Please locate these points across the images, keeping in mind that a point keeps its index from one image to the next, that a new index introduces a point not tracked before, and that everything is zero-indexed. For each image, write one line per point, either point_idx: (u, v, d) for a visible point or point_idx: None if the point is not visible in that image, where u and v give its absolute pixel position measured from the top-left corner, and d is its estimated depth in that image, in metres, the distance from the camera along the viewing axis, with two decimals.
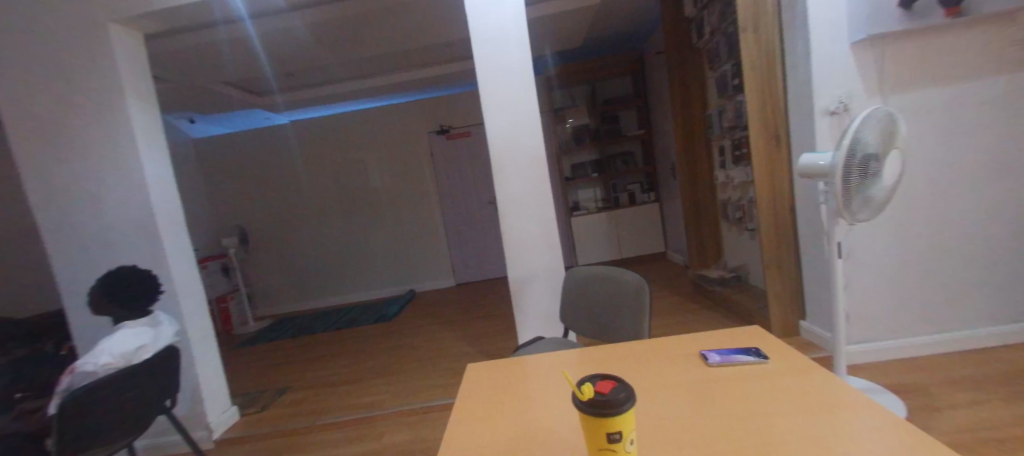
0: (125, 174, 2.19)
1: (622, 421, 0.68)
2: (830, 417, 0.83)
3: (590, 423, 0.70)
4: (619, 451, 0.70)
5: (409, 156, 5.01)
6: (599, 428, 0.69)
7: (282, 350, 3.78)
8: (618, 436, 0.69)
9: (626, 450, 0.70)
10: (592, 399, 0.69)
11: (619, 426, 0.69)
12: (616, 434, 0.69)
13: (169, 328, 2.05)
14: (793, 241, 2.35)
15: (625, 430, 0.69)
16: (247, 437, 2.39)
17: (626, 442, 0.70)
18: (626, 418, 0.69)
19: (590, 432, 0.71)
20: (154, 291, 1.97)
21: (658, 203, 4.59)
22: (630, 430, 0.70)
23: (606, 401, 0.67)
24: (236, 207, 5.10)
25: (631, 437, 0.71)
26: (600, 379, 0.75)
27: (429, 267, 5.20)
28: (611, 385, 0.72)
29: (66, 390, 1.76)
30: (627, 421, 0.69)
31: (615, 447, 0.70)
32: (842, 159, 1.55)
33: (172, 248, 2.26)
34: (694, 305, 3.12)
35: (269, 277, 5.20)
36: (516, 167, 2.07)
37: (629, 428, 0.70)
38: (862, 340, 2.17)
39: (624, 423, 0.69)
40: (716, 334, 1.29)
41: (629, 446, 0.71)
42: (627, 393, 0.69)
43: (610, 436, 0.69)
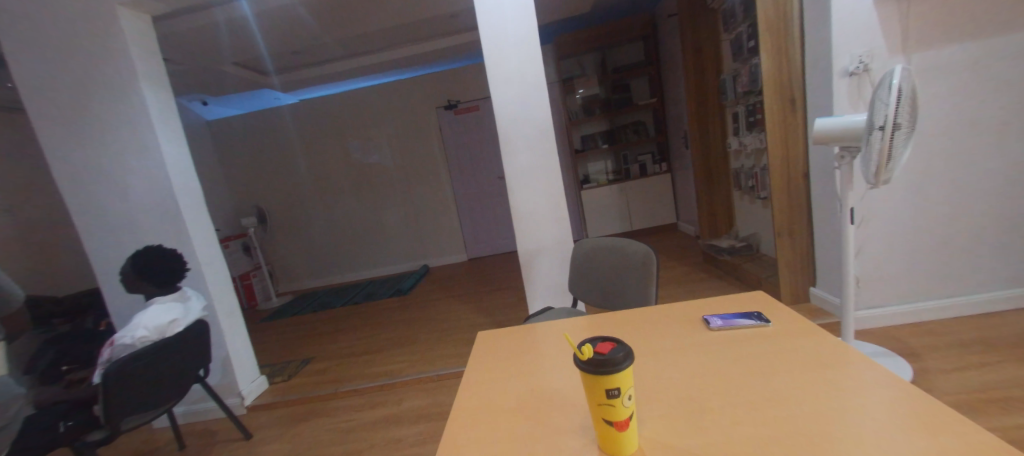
0: (144, 157, 2.26)
1: (620, 378, 0.72)
2: (825, 378, 0.87)
3: (590, 379, 0.74)
4: (618, 406, 0.74)
5: (418, 132, 5.00)
6: (598, 384, 0.73)
7: (304, 324, 3.94)
8: (616, 392, 0.73)
9: (624, 406, 0.74)
10: (593, 358, 0.72)
11: (618, 383, 0.73)
12: (614, 390, 0.73)
13: (197, 303, 2.16)
14: (806, 208, 2.32)
15: (623, 387, 0.73)
16: (276, 404, 2.54)
17: (625, 398, 0.74)
18: (625, 375, 0.73)
19: (590, 388, 0.75)
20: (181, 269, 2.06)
21: (669, 173, 4.54)
22: (628, 387, 0.74)
23: (606, 358, 0.71)
24: (252, 187, 5.21)
25: (630, 394, 0.74)
26: (600, 341, 0.79)
27: (441, 243, 5.28)
28: (611, 345, 0.76)
29: (106, 361, 1.87)
30: (626, 379, 0.73)
31: (614, 403, 0.73)
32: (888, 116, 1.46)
33: (194, 228, 2.35)
34: (704, 274, 3.13)
35: (288, 255, 5.35)
36: (524, 140, 2.07)
37: (627, 384, 0.74)
38: (873, 306, 2.17)
39: (623, 380, 0.73)
40: (719, 298, 1.31)
41: (628, 401, 0.75)
42: (625, 352, 0.73)
43: (609, 392, 0.73)
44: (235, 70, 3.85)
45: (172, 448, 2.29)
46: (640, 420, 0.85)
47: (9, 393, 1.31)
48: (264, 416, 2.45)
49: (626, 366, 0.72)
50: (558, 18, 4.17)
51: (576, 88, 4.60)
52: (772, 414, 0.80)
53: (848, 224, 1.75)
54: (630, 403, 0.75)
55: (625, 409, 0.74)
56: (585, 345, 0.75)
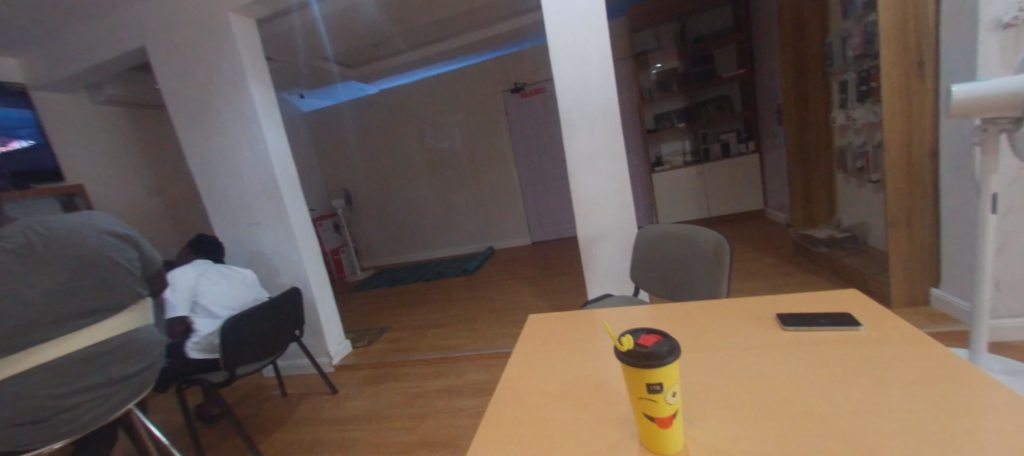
0: (251, 144, 2.57)
1: (663, 374, 0.68)
2: (919, 396, 0.75)
3: (631, 372, 0.70)
4: (661, 402, 0.70)
5: (489, 117, 5.08)
6: (639, 378, 0.69)
7: (383, 297, 4.28)
8: (658, 387, 0.69)
9: (668, 402, 0.70)
10: (634, 351, 0.68)
11: (660, 378, 0.68)
12: (656, 386, 0.69)
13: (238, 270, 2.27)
14: (932, 193, 1.95)
15: (666, 383, 0.69)
16: (358, 366, 2.82)
17: (670, 395, 0.69)
18: (669, 370, 0.68)
19: (630, 382, 0.71)
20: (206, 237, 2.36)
21: (757, 154, 4.10)
22: (672, 384, 0.69)
23: (648, 352, 0.66)
24: (341, 171, 5.71)
25: (674, 390, 0.70)
26: (643, 333, 0.74)
27: (510, 225, 5.36)
28: (655, 338, 0.71)
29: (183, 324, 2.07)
30: (670, 374, 0.69)
31: (656, 398, 0.69)
32: None
33: (291, 206, 2.64)
34: (794, 269, 2.81)
35: (371, 233, 5.82)
36: (587, 121, 1.99)
37: (672, 381, 0.69)
38: (1018, 314, 1.78)
39: (666, 375, 0.68)
40: (800, 295, 1.16)
41: (671, 398, 0.70)
42: (670, 347, 0.68)
43: (650, 387, 0.69)
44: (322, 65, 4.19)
45: (275, 395, 2.65)
46: (689, 419, 0.80)
47: (156, 339, 1.55)
48: (347, 376, 2.73)
49: (670, 361, 0.67)
50: None
51: (651, 63, 4.29)
52: (846, 431, 0.70)
53: (988, 213, 1.44)
54: (675, 400, 0.70)
55: (669, 406, 0.70)
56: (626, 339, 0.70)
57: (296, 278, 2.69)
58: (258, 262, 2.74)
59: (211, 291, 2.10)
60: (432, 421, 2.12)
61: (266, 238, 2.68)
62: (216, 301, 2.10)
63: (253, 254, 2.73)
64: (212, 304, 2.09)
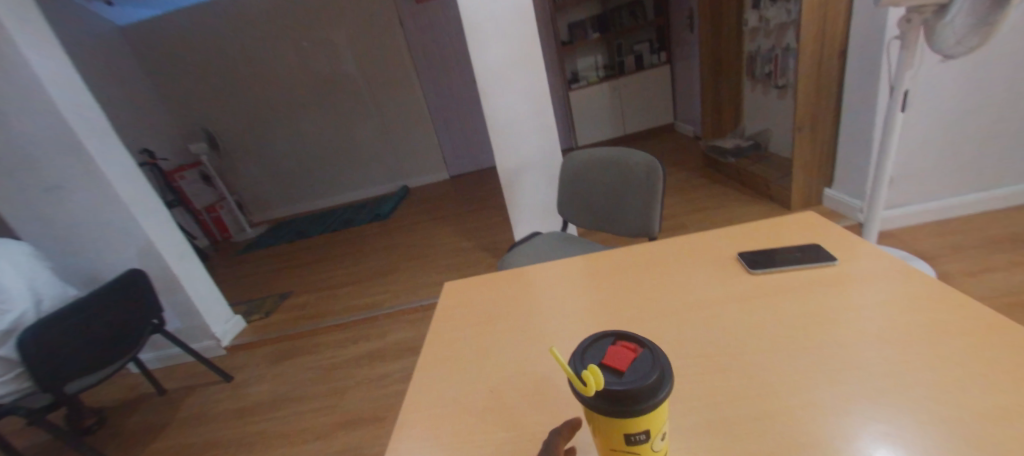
0: (18, 75, 1.78)
1: (651, 417, 0.45)
2: (915, 362, 0.61)
3: (603, 418, 0.46)
4: (646, 452, 0.48)
5: (379, 32, 4.31)
6: (617, 425, 0.45)
7: (281, 255, 3.74)
8: (643, 436, 0.46)
9: (656, 449, 0.48)
10: (611, 388, 0.43)
11: (647, 423, 0.45)
12: (640, 434, 0.46)
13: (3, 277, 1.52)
14: (836, 95, 1.99)
15: (653, 427, 0.46)
16: (258, 342, 2.42)
17: (657, 441, 0.48)
18: (659, 409, 0.45)
19: (601, 430, 0.47)
20: None
21: (669, 65, 4.03)
22: (660, 426, 0.47)
23: (635, 388, 0.42)
24: (200, 109, 4.64)
25: (662, 432, 0.48)
26: (609, 348, 0.48)
27: (420, 159, 4.89)
28: (631, 355, 0.46)
29: None
30: (658, 416, 0.46)
31: (639, 449, 0.47)
32: None
33: (103, 160, 1.95)
34: (705, 181, 2.89)
35: (255, 182, 4.98)
36: (498, 25, 1.63)
37: (662, 421, 0.47)
38: (896, 204, 1.98)
39: (657, 415, 0.45)
40: (759, 223, 0.99)
41: (659, 443, 0.48)
42: (659, 373, 0.45)
43: (631, 436, 0.46)
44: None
45: (149, 393, 2.18)
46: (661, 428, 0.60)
47: None
48: (244, 356, 2.33)
49: (660, 400, 0.44)
50: None
51: None
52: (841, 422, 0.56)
53: (897, 111, 1.44)
54: (662, 442, 0.49)
55: (654, 453, 0.48)
56: (597, 372, 0.43)
57: (144, 252, 2.10)
58: (78, 239, 2.07)
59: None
60: (354, 395, 1.88)
61: (80, 206, 2.00)
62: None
63: (70, 229, 2.05)
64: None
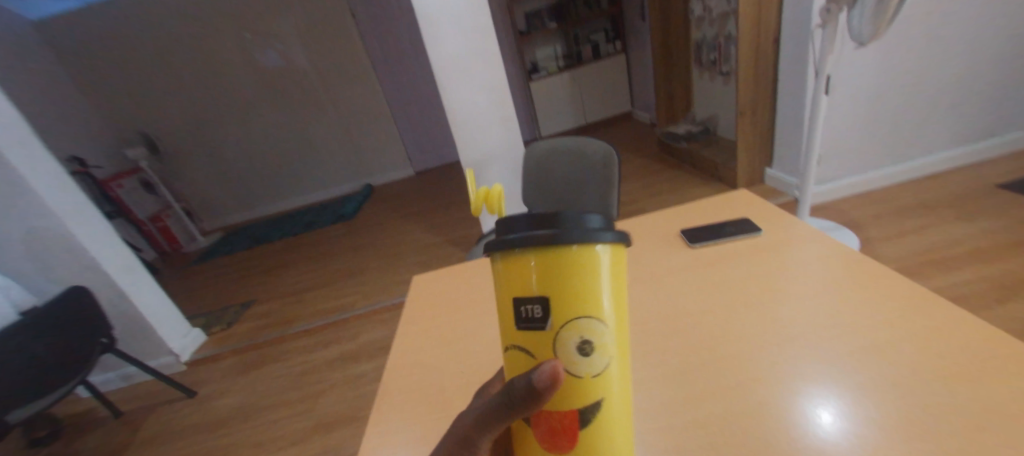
0: None
1: (556, 276, 0.38)
2: (826, 304, 0.69)
3: (500, 272, 0.40)
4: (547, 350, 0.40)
5: (329, 25, 4.17)
6: (512, 284, 0.39)
7: (240, 262, 3.60)
8: (544, 308, 0.39)
9: (562, 350, 0.39)
10: (513, 221, 0.39)
11: (549, 294, 0.38)
12: (535, 306, 0.39)
13: None
14: (772, 81, 2.13)
15: (560, 301, 0.38)
16: (219, 356, 2.33)
17: (565, 339, 0.39)
18: (572, 282, 0.38)
19: (502, 301, 0.41)
20: None
21: (623, 54, 4.16)
22: (572, 319, 0.39)
23: (537, 215, 0.37)
24: (138, 112, 4.35)
25: (584, 340, 0.39)
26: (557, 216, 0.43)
27: (383, 155, 4.80)
28: None
29: None
30: (573, 289, 0.38)
31: (538, 338, 0.39)
32: None
33: (31, 171, 1.82)
34: (661, 166, 3.02)
35: (205, 188, 4.74)
36: (451, 18, 1.64)
37: (571, 310, 0.39)
38: (827, 180, 2.16)
39: (563, 289, 0.38)
40: (698, 202, 1.07)
41: (576, 341, 0.39)
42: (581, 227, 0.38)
43: (524, 307, 0.39)
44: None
45: (105, 417, 2.07)
46: None
47: None
48: (205, 370, 2.25)
49: (558, 254, 0.37)
50: None
51: None
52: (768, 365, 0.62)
53: (822, 94, 1.57)
54: (583, 358, 0.40)
55: (564, 347, 0.40)
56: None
57: (86, 267, 1.98)
58: (6, 258, 1.92)
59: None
60: (327, 399, 1.86)
61: (8, 221, 1.86)
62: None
63: None
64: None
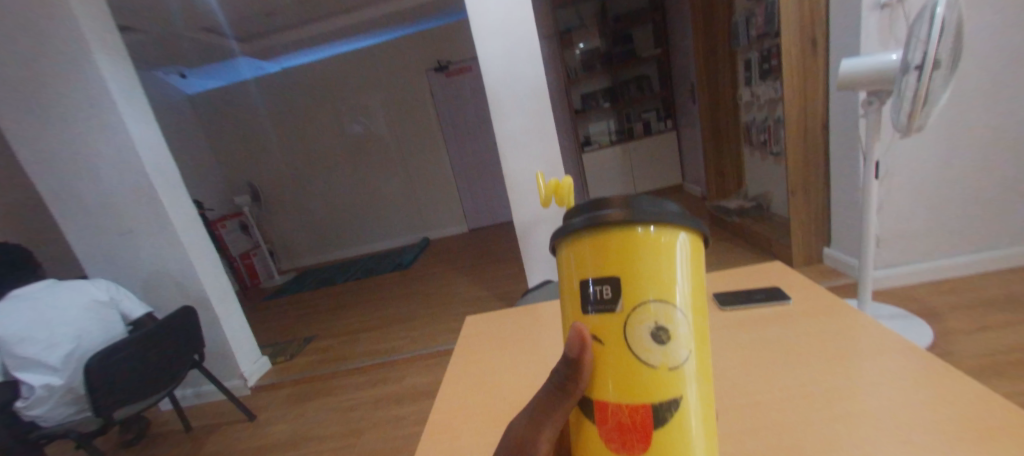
0: (113, 137, 2.13)
1: (623, 255, 0.34)
2: (844, 365, 0.67)
3: (564, 258, 0.38)
4: (623, 341, 0.35)
5: (410, 99, 4.80)
6: (577, 270, 0.36)
7: (306, 301, 3.93)
8: (611, 290, 0.35)
9: (634, 339, 0.35)
10: (577, 208, 0.37)
11: (622, 274, 0.34)
12: (606, 286, 0.35)
13: (78, 312, 1.73)
14: (824, 163, 2.16)
15: (630, 283, 0.34)
16: (279, 384, 2.53)
17: (638, 323, 0.34)
18: (645, 261, 0.34)
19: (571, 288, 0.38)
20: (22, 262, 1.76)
21: (675, 131, 4.35)
22: (646, 303, 0.34)
23: (596, 201, 0.35)
24: (246, 165, 5.12)
25: (661, 326, 0.34)
26: None
27: (442, 212, 5.17)
28: None
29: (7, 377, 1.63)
30: (642, 270, 0.34)
31: (610, 325, 0.35)
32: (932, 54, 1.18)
33: (173, 208, 2.24)
34: (711, 238, 3.03)
35: (286, 232, 5.32)
36: (516, 100, 1.91)
37: (643, 290, 0.34)
38: (890, 265, 2.02)
39: (635, 271, 0.34)
40: (730, 272, 1.10)
41: (648, 331, 0.34)
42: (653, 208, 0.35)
43: (597, 290, 0.35)
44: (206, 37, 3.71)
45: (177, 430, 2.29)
46: None
47: None
48: (265, 397, 2.44)
49: (626, 236, 0.34)
50: None
51: (574, 42, 4.38)
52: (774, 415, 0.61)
53: (872, 179, 1.61)
54: (658, 347, 0.35)
55: (636, 339, 0.35)
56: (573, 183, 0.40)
57: (191, 292, 2.32)
58: (136, 278, 2.32)
59: (9, 354, 1.57)
60: (369, 437, 1.95)
61: (142, 249, 2.27)
62: (26, 361, 1.59)
63: (131, 270, 2.31)
64: (19, 368, 1.60)
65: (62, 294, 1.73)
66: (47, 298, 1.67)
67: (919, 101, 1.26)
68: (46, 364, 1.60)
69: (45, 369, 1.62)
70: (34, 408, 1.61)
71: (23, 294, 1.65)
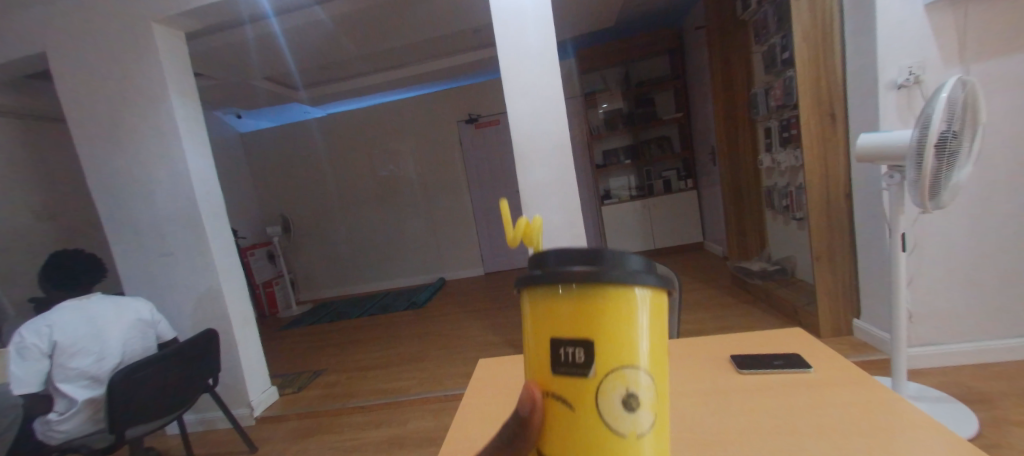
0: (170, 166, 2.30)
1: (591, 314, 0.29)
2: (868, 444, 0.64)
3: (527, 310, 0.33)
4: (596, 412, 0.30)
5: (441, 145, 5.03)
6: (547, 328, 0.31)
7: (320, 334, 3.96)
8: (576, 353, 0.30)
9: (609, 410, 0.29)
10: (545, 258, 0.32)
11: (596, 333, 0.29)
12: (578, 350, 0.30)
13: (127, 331, 1.81)
14: (848, 231, 2.14)
15: (601, 346, 0.29)
16: (284, 417, 2.50)
17: (610, 392, 0.29)
18: (620, 319, 0.30)
19: (537, 346, 0.32)
20: (93, 273, 1.85)
21: (696, 190, 4.41)
22: (621, 366, 0.30)
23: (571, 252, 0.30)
24: (280, 198, 5.37)
25: (635, 392, 0.30)
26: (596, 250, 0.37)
27: (461, 255, 5.24)
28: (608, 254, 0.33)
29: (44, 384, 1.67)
30: (614, 332, 0.30)
31: (582, 393, 0.30)
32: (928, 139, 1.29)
33: (213, 235, 2.37)
34: (732, 300, 2.96)
35: (309, 264, 5.46)
36: (541, 154, 1.99)
37: (615, 352, 0.29)
38: (925, 342, 1.91)
39: (607, 332, 0.30)
40: (748, 335, 1.08)
41: (621, 403, 0.30)
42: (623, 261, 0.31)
43: (567, 352, 0.30)
44: (272, 87, 4.14)
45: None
46: None
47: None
48: (270, 430, 2.40)
49: (604, 293, 0.29)
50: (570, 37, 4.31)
51: (599, 102, 4.58)
52: None
53: (898, 250, 1.58)
54: (630, 416, 0.30)
55: (609, 409, 0.30)
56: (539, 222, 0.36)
57: (215, 316, 2.39)
58: (168, 298, 2.42)
59: (59, 365, 1.65)
60: None
61: (178, 271, 2.38)
62: (71, 373, 1.67)
63: (164, 290, 2.41)
64: (61, 379, 1.66)
65: (119, 311, 1.81)
66: (107, 314, 1.76)
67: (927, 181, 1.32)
68: (93, 376, 1.70)
69: (89, 380, 1.70)
70: (66, 420, 1.67)
71: (90, 306, 1.73)
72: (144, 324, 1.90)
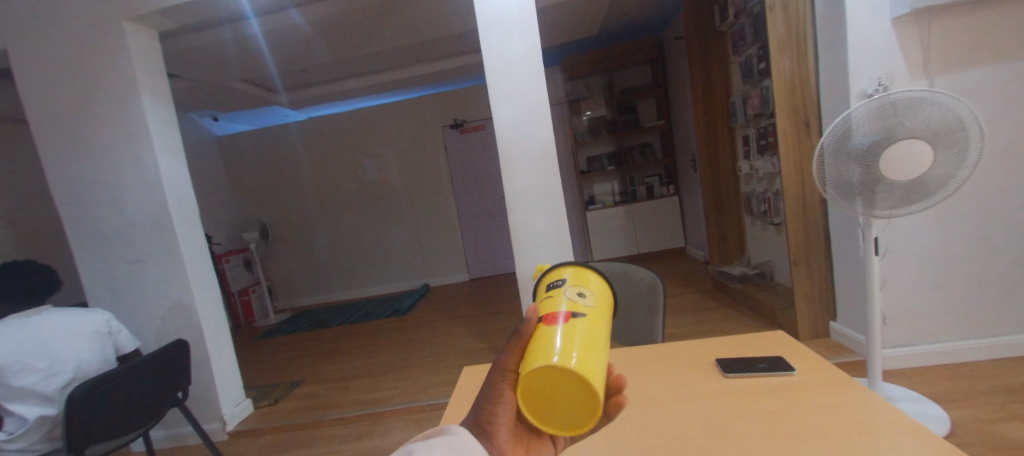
0: (141, 169, 2.21)
1: (569, 271, 0.62)
2: (852, 448, 0.64)
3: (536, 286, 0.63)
4: (559, 294, 0.57)
5: (423, 150, 4.99)
6: (542, 284, 0.62)
7: (298, 343, 3.85)
8: (561, 283, 0.59)
9: (569, 294, 0.57)
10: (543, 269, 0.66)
11: (563, 276, 0.61)
12: (558, 280, 0.60)
13: (80, 347, 1.72)
14: (823, 235, 2.19)
15: (570, 279, 0.60)
16: (259, 431, 2.39)
17: (570, 288, 0.58)
18: (577, 275, 0.61)
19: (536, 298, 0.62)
20: (45, 283, 1.76)
21: (677, 196, 4.49)
22: (575, 282, 0.59)
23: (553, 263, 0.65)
24: (258, 203, 5.25)
25: (580, 291, 0.58)
26: None
27: (445, 262, 5.19)
28: None
29: None
30: (576, 277, 0.60)
31: (555, 292, 0.58)
32: (827, 142, 1.49)
33: (185, 242, 2.28)
34: (714, 304, 3.01)
35: (287, 271, 5.32)
36: (526, 159, 1.99)
37: (577, 279, 0.60)
38: (900, 343, 1.96)
39: (575, 276, 0.60)
40: (734, 338, 1.09)
41: (578, 296, 0.56)
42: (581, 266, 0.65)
43: (550, 285, 0.60)
44: (252, 90, 4.07)
45: None
46: None
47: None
48: (244, 443, 2.30)
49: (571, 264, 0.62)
50: (554, 45, 4.35)
51: (582, 109, 4.64)
52: None
53: (871, 255, 1.61)
54: (580, 299, 0.56)
55: (571, 295, 0.56)
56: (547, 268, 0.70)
57: (187, 327, 2.30)
58: (137, 306, 2.31)
59: (2, 384, 1.54)
60: None
61: (147, 279, 2.28)
62: (19, 393, 1.57)
63: (131, 299, 2.30)
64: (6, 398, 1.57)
65: (65, 324, 1.70)
66: (53, 329, 1.65)
67: (825, 190, 1.52)
68: (42, 394, 1.60)
69: (38, 399, 1.61)
70: (16, 440, 1.59)
71: (34, 320, 1.62)
72: (97, 337, 1.79)
